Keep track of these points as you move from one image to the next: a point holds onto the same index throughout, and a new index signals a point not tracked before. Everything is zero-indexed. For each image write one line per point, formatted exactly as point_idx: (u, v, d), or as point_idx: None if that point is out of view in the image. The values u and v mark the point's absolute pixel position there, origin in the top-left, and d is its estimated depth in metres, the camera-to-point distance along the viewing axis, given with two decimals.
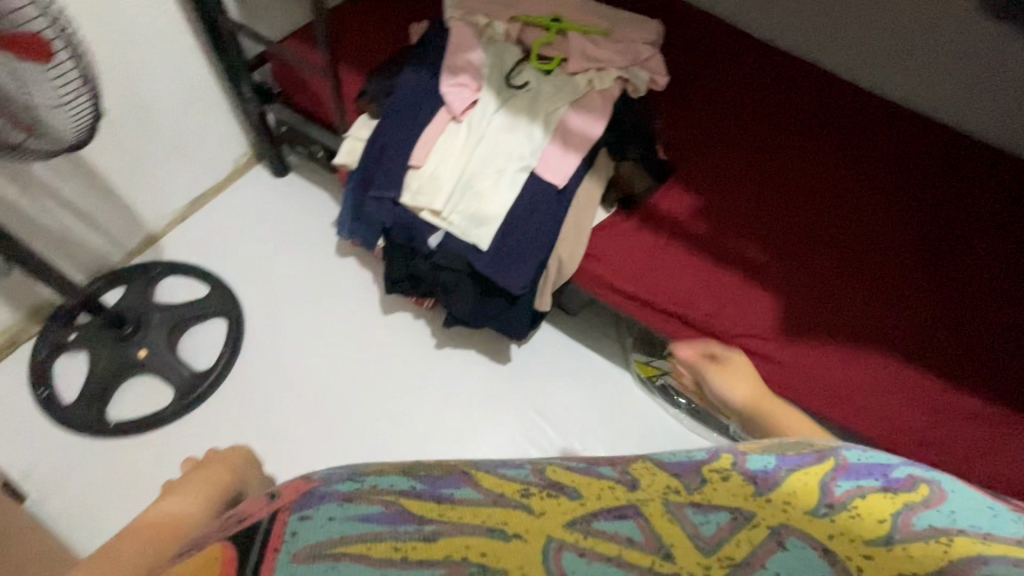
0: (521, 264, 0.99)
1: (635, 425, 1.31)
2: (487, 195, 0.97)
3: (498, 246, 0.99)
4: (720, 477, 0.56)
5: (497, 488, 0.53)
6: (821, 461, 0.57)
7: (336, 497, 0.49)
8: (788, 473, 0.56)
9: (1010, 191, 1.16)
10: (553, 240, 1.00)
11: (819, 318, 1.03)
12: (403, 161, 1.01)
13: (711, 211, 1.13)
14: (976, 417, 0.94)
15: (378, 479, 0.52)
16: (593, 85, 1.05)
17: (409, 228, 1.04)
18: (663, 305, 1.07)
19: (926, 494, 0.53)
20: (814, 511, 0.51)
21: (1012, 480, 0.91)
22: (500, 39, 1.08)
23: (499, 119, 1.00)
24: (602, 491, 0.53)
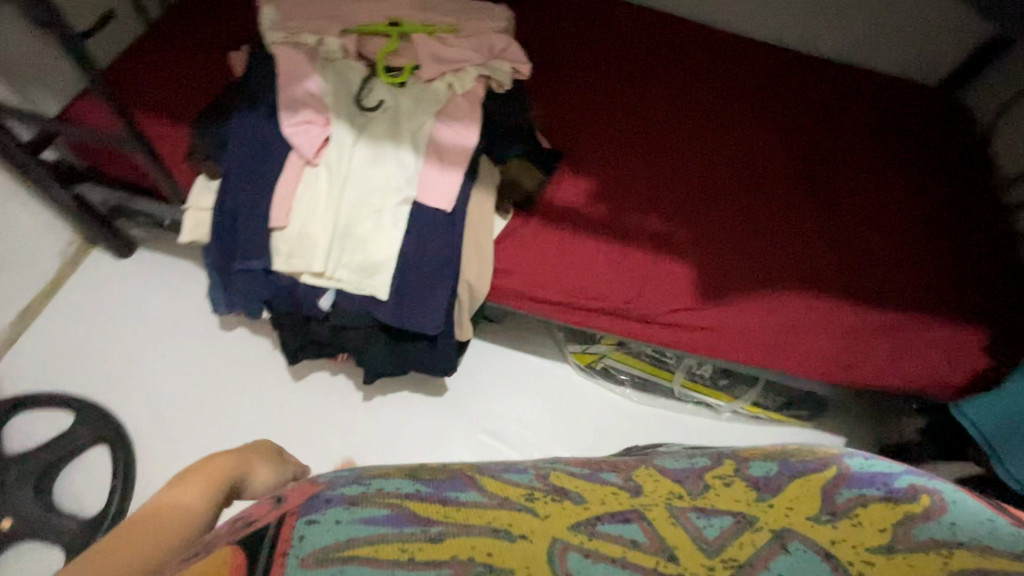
0: (429, 302, 0.90)
1: (587, 412, 1.31)
2: (372, 240, 0.87)
3: (399, 291, 0.90)
4: (722, 481, 0.63)
5: (500, 491, 0.61)
6: (822, 471, 0.62)
7: (337, 506, 0.54)
8: (790, 478, 0.61)
9: (853, 110, 1.27)
10: (456, 268, 0.92)
11: (732, 272, 1.05)
12: (263, 224, 0.87)
13: (608, 191, 1.10)
14: (885, 327, 1.01)
15: (381, 482, 0.60)
16: (455, 89, 0.95)
17: (293, 295, 0.91)
18: (586, 301, 1.03)
19: (927, 503, 0.57)
20: (815, 515, 0.56)
21: (924, 375, 0.99)
22: (337, 57, 0.95)
23: (360, 151, 0.88)
24: (607, 497, 0.61)
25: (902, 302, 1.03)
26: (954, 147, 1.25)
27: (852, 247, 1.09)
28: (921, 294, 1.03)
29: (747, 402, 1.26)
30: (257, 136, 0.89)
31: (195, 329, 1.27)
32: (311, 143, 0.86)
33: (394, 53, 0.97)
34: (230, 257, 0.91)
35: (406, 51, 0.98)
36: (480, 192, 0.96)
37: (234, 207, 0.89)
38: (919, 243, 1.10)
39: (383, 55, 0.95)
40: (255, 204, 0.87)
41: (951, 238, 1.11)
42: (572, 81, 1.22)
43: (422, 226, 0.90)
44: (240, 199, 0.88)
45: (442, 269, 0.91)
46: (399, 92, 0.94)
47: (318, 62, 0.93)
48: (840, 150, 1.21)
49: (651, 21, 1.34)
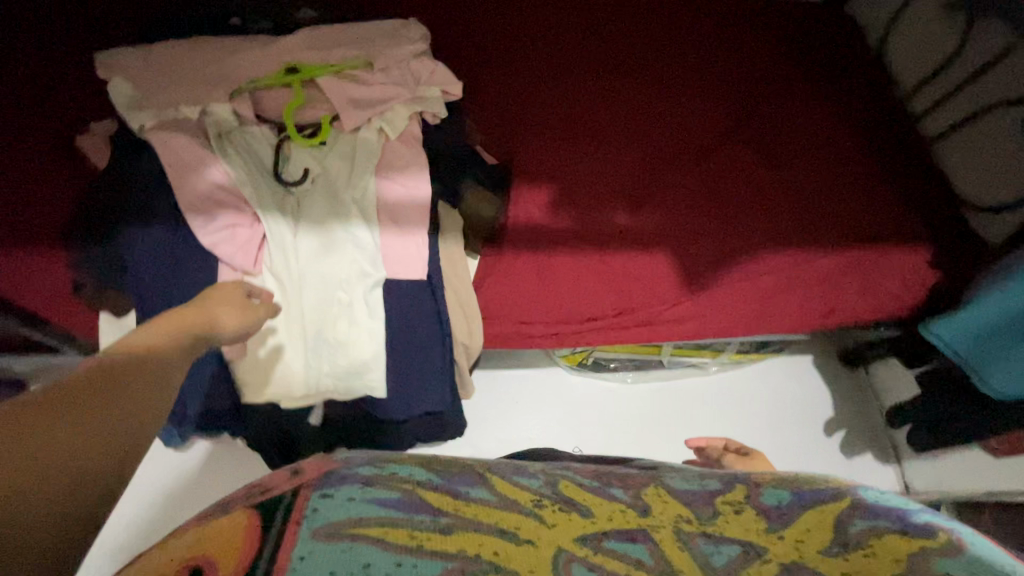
0: (428, 378, 0.83)
1: (588, 407, 1.31)
2: (351, 340, 0.75)
3: (394, 380, 0.81)
4: (732, 509, 0.57)
5: (511, 495, 0.57)
6: (836, 500, 0.56)
7: (365, 464, 0.58)
8: (804, 507, 0.57)
9: (759, 55, 1.30)
10: (445, 333, 0.84)
11: (709, 248, 1.04)
12: (216, 358, 0.74)
13: (568, 197, 1.04)
14: (852, 262, 1.06)
15: (396, 469, 0.59)
16: (388, 135, 0.82)
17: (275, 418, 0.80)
18: (581, 319, 0.98)
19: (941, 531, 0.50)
20: (829, 549, 0.52)
21: (886, 298, 1.08)
22: (234, 128, 0.77)
23: (304, 241, 0.74)
24: (614, 513, 0.55)
25: (859, 236, 1.08)
26: (854, 69, 1.31)
27: (804, 194, 1.12)
28: (872, 224, 1.09)
29: (731, 354, 1.32)
30: (166, 256, 0.71)
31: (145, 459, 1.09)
32: (243, 250, 0.71)
33: (301, 106, 0.81)
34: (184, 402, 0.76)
35: (315, 100, 0.82)
36: (447, 242, 0.87)
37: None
38: (856, 175, 1.15)
39: (289, 112, 0.79)
40: (201, 337, 0.73)
41: (881, 163, 1.17)
42: (491, 90, 1.13)
43: (399, 304, 0.80)
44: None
45: (433, 342, 0.83)
46: (325, 155, 0.79)
47: (212, 140, 0.75)
48: (765, 99, 1.23)
49: (551, 7, 1.28)
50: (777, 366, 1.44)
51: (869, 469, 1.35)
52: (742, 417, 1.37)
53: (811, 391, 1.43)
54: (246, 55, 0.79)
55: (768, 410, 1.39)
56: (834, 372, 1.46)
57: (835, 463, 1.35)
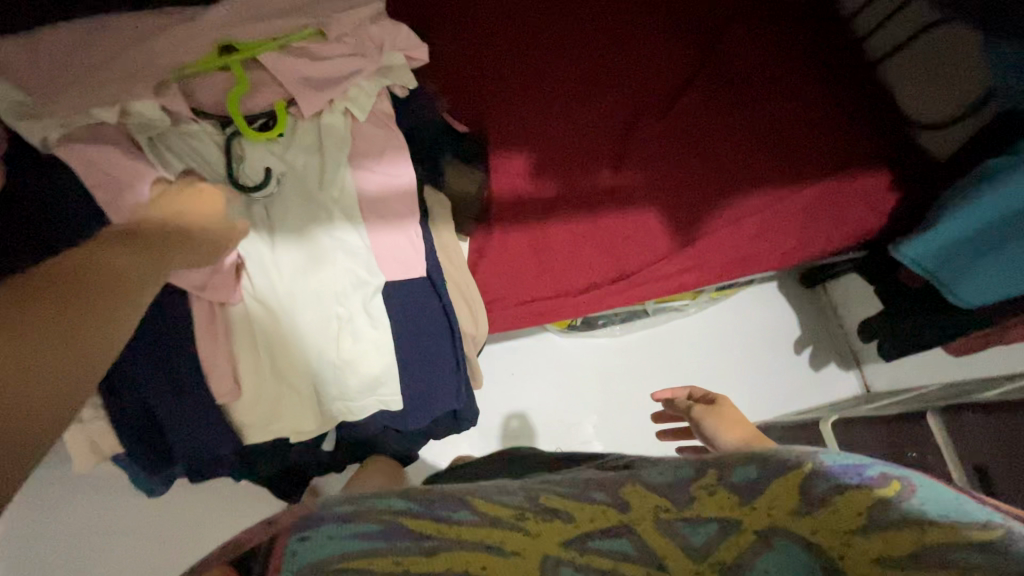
0: (442, 381, 0.78)
1: (579, 365, 1.32)
2: (358, 357, 0.68)
3: (409, 391, 0.75)
4: (705, 490, 0.45)
5: (492, 511, 0.45)
6: (801, 464, 0.43)
7: (340, 500, 0.44)
8: (772, 476, 0.43)
9: None
10: (453, 331, 0.78)
11: (692, 197, 1.03)
12: (206, 399, 0.65)
13: (550, 161, 0.98)
14: (822, 194, 1.09)
15: (378, 501, 0.44)
16: (357, 119, 0.72)
17: (284, 448, 0.74)
18: (581, 288, 0.94)
19: (900, 478, 0.40)
20: (797, 508, 0.42)
21: (856, 225, 1.12)
22: (168, 128, 0.65)
23: (286, 256, 0.65)
24: (596, 512, 0.45)
25: (827, 168, 1.10)
26: None
27: (774, 131, 1.12)
28: (839, 154, 1.11)
29: (710, 293, 1.34)
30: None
31: (125, 507, 0.99)
32: (219, 275, 0.62)
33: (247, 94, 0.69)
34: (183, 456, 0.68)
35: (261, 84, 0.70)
36: (437, 228, 0.80)
37: (158, 401, 0.64)
38: (818, 105, 1.16)
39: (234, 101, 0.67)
40: (188, 379, 0.65)
41: (837, 91, 1.19)
42: (443, 48, 1.02)
43: (398, 310, 0.74)
44: (164, 384, 0.64)
45: (441, 342, 0.77)
46: (288, 150, 0.69)
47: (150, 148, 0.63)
48: (725, 35, 1.20)
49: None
50: (750, 296, 1.48)
51: (833, 377, 1.47)
52: (724, 353, 1.42)
53: (780, 314, 1.49)
54: (164, 36, 0.65)
55: (745, 340, 1.45)
56: (798, 294, 1.52)
57: (806, 377, 1.46)
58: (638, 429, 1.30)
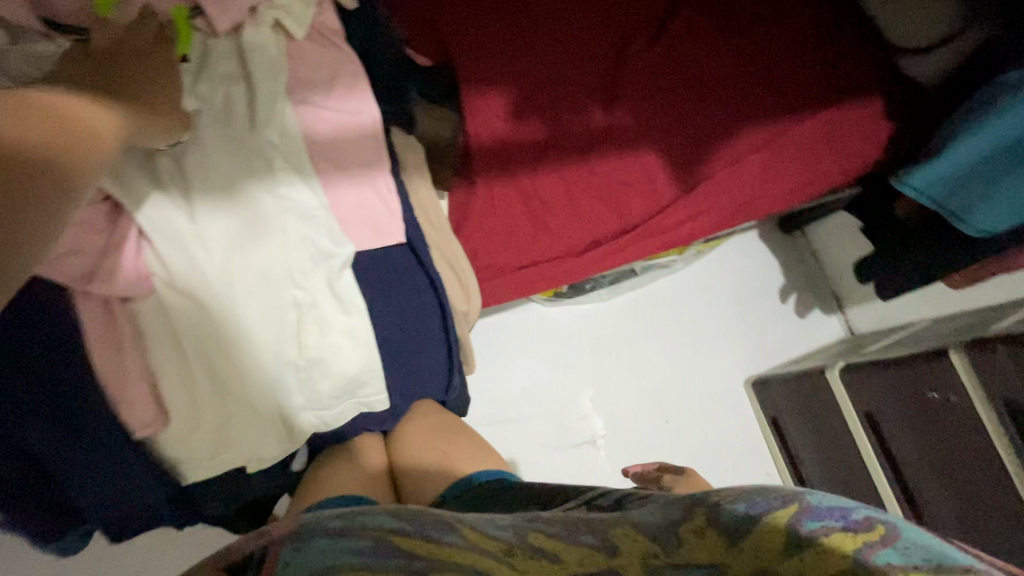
0: (432, 371, 0.62)
1: (564, 335, 1.21)
2: (326, 350, 0.53)
3: (396, 387, 0.60)
4: (695, 533, 0.34)
5: (480, 543, 0.35)
6: (786, 504, 0.32)
7: (329, 513, 0.36)
8: (756, 516, 0.32)
9: None
10: (442, 307, 0.62)
11: (691, 134, 0.92)
12: (116, 430, 0.48)
13: (532, 99, 0.83)
14: (824, 123, 1.00)
15: (366, 517, 0.36)
16: (291, 35, 0.58)
17: (230, 481, 0.56)
18: (581, 245, 0.82)
19: (885, 521, 0.30)
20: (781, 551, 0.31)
21: (859, 156, 1.03)
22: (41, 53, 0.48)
23: (214, 224, 0.48)
24: (585, 555, 0.35)
25: (823, 96, 1.01)
26: None
27: (766, 59, 1.02)
28: (833, 81, 1.03)
29: (698, 246, 1.24)
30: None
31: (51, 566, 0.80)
32: (124, 250, 0.46)
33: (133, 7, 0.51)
34: (97, 510, 0.50)
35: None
36: (410, 183, 0.65)
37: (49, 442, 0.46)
38: (808, 30, 1.06)
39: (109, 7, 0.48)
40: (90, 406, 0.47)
41: (824, 14, 1.09)
42: None
43: (373, 283, 0.58)
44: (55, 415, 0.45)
45: (430, 322, 0.62)
46: (201, 82, 0.52)
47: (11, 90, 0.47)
48: None
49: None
50: (735, 246, 1.39)
51: (819, 323, 1.42)
52: (714, 308, 1.33)
53: (764, 263, 1.40)
54: None
55: (733, 292, 1.36)
56: (779, 240, 1.44)
57: (793, 326, 1.39)
58: (632, 397, 1.21)
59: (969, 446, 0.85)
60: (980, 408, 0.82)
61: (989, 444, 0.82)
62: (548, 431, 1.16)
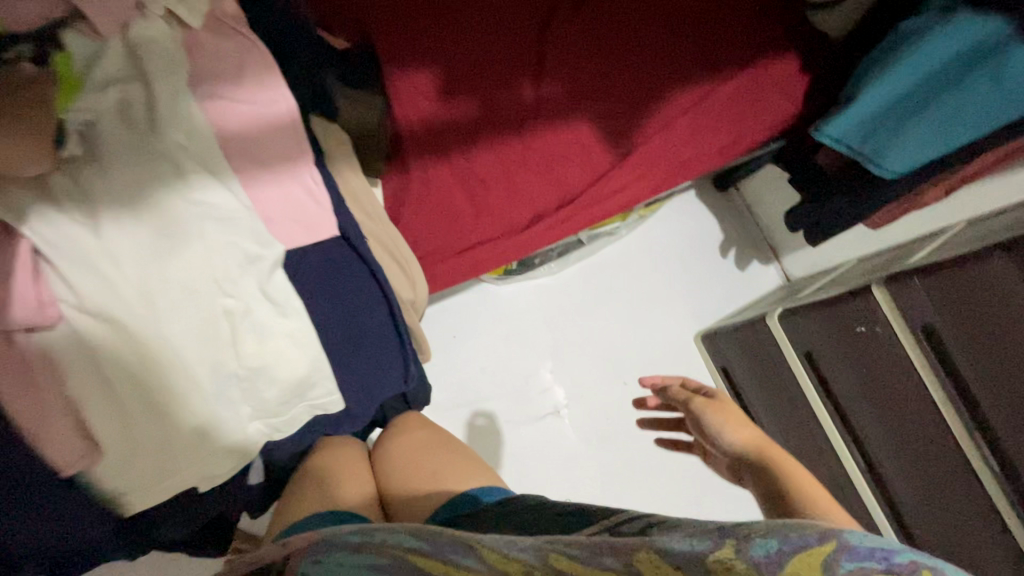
0: (384, 366, 0.61)
1: (519, 312, 1.21)
2: (268, 358, 0.50)
3: (348, 385, 0.59)
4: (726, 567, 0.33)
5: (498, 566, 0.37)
6: (825, 542, 0.32)
7: (350, 530, 0.44)
8: (792, 553, 0.32)
9: None
10: (388, 300, 0.62)
11: (620, 101, 0.93)
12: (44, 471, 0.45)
13: (460, 76, 0.81)
14: (746, 81, 1.03)
15: (384, 533, 0.43)
16: (188, 25, 0.53)
17: (185, 505, 0.54)
18: (524, 221, 0.82)
19: (926, 564, 0.32)
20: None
21: (782, 111, 1.07)
22: None
23: (123, 239, 0.45)
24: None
25: (744, 55, 1.05)
26: None
27: (687, 20, 1.03)
28: (751, 39, 1.06)
29: (639, 211, 1.27)
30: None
31: None
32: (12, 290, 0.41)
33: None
34: (33, 557, 0.47)
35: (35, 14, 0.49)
36: (340, 175, 0.63)
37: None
38: None
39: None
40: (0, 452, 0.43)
41: None
42: None
43: (311, 280, 0.57)
44: None
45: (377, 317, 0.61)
46: (90, 86, 0.48)
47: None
48: None
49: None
50: (676, 208, 1.43)
51: (758, 274, 1.49)
52: (661, 270, 1.37)
53: (703, 222, 1.45)
54: None
55: (677, 253, 1.40)
56: (715, 199, 1.49)
57: (734, 280, 1.46)
58: (590, 365, 1.24)
59: (900, 373, 0.91)
60: (903, 338, 0.89)
61: (913, 369, 0.89)
62: (513, 408, 1.17)
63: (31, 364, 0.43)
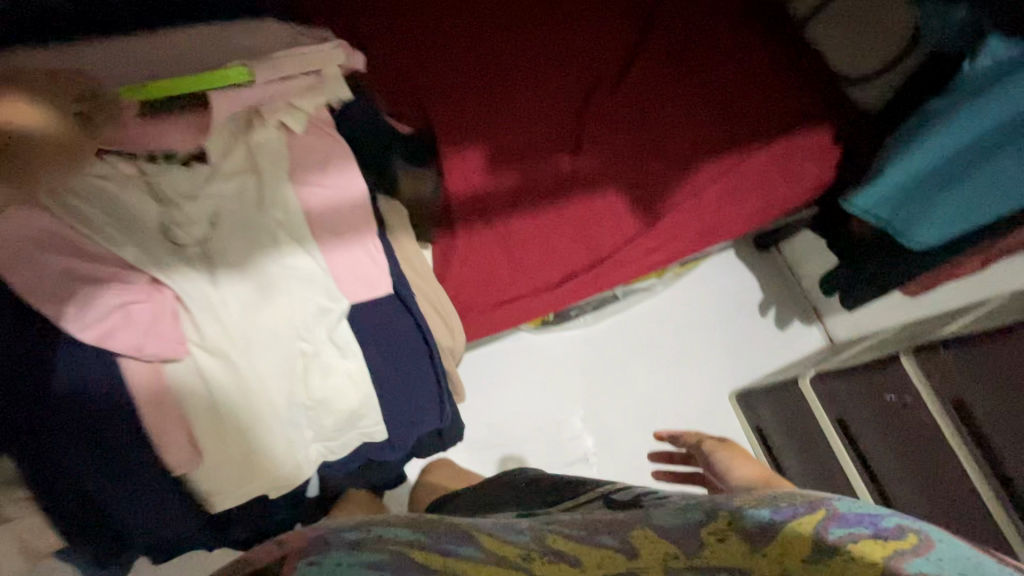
0: (422, 404, 0.71)
1: (555, 360, 1.29)
2: (331, 390, 0.62)
3: (392, 418, 0.69)
4: (716, 536, 0.32)
5: (498, 550, 0.36)
6: (813, 510, 0.30)
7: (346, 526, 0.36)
8: (780, 521, 0.30)
9: None
10: (429, 346, 0.72)
11: (651, 174, 1.02)
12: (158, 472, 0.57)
13: (505, 154, 0.94)
14: (777, 153, 1.09)
15: (384, 529, 0.36)
16: (292, 130, 0.69)
17: (255, 508, 0.66)
18: (555, 280, 0.91)
19: (918, 529, 0.29)
20: (808, 558, 0.30)
21: (813, 180, 1.13)
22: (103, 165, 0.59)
23: (234, 293, 0.58)
24: (603, 557, 0.35)
25: (776, 128, 1.11)
26: None
27: (719, 99, 1.12)
28: (784, 113, 1.13)
29: (674, 269, 1.33)
30: (55, 373, 0.53)
31: None
32: (155, 331, 0.55)
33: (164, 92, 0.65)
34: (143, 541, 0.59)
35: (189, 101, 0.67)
36: (396, 241, 0.76)
37: (96, 485, 0.55)
38: (762, 69, 1.17)
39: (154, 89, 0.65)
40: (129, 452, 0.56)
41: (775, 52, 1.19)
42: (379, 43, 0.96)
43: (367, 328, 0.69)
44: (108, 460, 0.55)
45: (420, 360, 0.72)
46: (219, 175, 0.64)
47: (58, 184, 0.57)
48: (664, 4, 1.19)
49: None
50: (714, 266, 1.47)
51: (800, 334, 1.48)
52: (697, 326, 1.41)
53: (742, 280, 1.48)
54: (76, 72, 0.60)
55: (714, 310, 1.44)
56: (756, 259, 1.52)
57: (774, 339, 1.46)
58: (621, 416, 1.29)
59: (932, 446, 0.90)
60: (931, 403, 0.89)
61: (945, 442, 0.88)
62: (544, 452, 1.23)
63: (161, 388, 0.56)
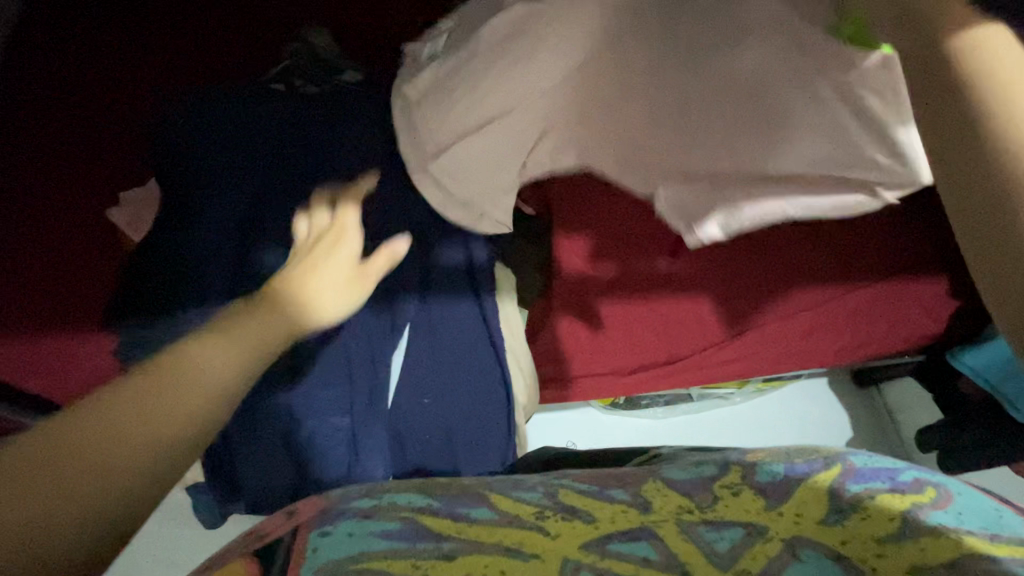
0: (477, 441, 0.87)
1: (616, 442, 1.31)
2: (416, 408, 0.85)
3: (454, 442, 0.86)
4: (730, 491, 0.51)
5: (513, 509, 0.50)
6: (831, 466, 0.50)
7: (363, 500, 0.51)
8: (799, 480, 0.50)
9: None
10: (494, 394, 0.88)
11: (746, 291, 1.04)
12: (281, 436, 0.80)
13: (610, 245, 1.02)
14: (881, 292, 1.06)
15: (393, 498, 0.51)
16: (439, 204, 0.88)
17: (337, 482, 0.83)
18: (628, 368, 1.00)
19: (936, 488, 0.47)
20: (825, 519, 0.48)
21: (921, 326, 1.10)
22: None
23: (368, 320, 0.84)
24: (616, 513, 0.50)
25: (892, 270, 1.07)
26: None
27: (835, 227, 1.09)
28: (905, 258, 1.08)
29: (756, 383, 1.33)
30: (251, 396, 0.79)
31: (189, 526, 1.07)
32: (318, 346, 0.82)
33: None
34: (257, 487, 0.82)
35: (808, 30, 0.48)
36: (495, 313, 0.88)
37: (246, 439, 0.80)
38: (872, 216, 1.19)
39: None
40: (269, 422, 0.80)
41: None
42: None
43: (461, 366, 0.87)
44: (260, 419, 0.80)
45: (487, 397, 0.88)
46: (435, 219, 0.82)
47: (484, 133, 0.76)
48: None
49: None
50: (801, 390, 1.42)
51: None
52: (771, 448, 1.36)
53: (831, 412, 1.41)
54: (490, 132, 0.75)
55: (794, 437, 1.38)
56: (853, 396, 1.44)
57: None
58: None
59: None
60: None
61: None
62: None
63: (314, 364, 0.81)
